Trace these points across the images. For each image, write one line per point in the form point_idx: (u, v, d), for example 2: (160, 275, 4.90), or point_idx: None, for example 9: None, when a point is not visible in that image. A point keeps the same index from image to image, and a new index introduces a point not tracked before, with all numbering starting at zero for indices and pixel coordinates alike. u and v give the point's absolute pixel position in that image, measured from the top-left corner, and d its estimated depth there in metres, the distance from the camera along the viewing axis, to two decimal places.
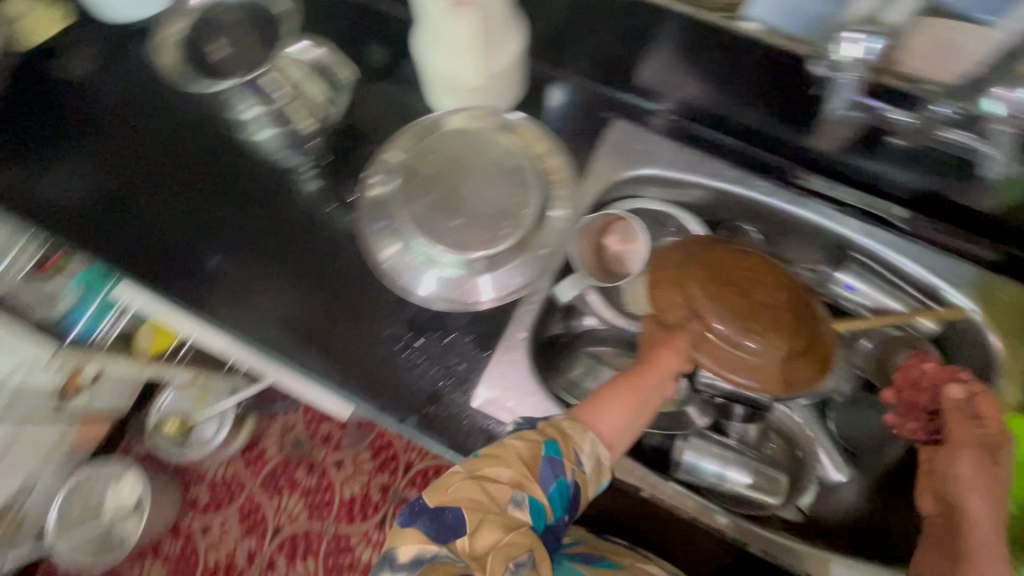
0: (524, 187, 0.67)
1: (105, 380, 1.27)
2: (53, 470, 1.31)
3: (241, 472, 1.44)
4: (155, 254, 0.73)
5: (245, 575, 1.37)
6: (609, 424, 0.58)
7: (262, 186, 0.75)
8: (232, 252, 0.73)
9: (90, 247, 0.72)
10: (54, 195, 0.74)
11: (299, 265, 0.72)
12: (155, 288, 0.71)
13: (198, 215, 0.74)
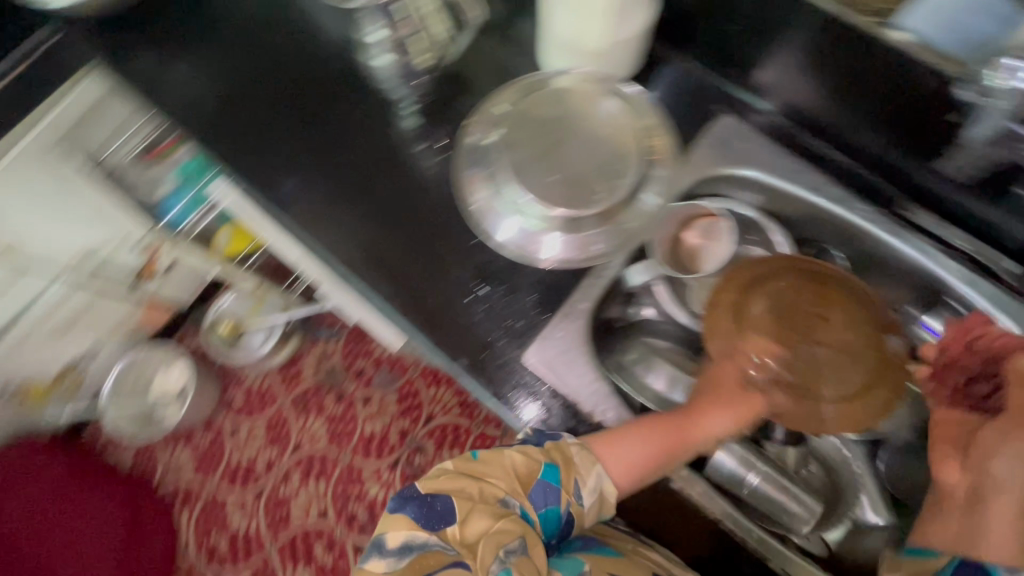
0: (621, 157, 0.67)
1: (176, 272, 1.36)
2: (115, 343, 1.42)
3: (276, 386, 1.52)
4: (258, 157, 0.77)
5: (262, 480, 1.46)
6: (623, 466, 0.61)
7: (364, 113, 0.77)
8: (324, 170, 0.76)
9: (204, 139, 0.78)
10: (180, 85, 0.80)
11: (383, 194, 0.74)
12: (252, 188, 0.76)
13: (302, 128, 0.77)
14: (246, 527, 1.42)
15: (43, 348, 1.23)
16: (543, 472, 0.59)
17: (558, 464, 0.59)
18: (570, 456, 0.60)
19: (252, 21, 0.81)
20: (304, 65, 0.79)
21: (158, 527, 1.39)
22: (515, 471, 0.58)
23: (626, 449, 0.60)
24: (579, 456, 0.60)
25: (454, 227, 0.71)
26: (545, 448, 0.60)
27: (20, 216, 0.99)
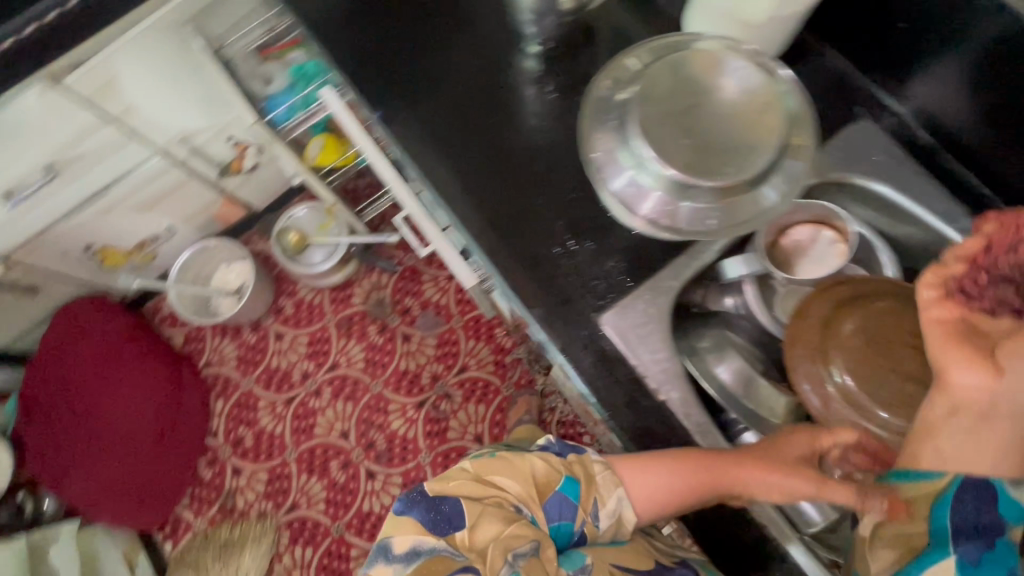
0: (769, 130, 0.55)
1: (261, 172, 1.44)
2: (190, 229, 1.48)
3: (326, 304, 1.57)
4: (375, 68, 0.77)
5: (295, 388, 1.51)
6: (644, 491, 0.60)
7: (482, 45, 0.77)
8: (432, 92, 0.75)
9: (326, 40, 0.78)
10: None
11: (494, 129, 0.73)
12: (364, 97, 0.76)
13: (424, 48, 0.77)
14: (272, 429, 1.49)
15: (128, 216, 1.29)
16: (561, 484, 0.62)
17: (578, 479, 0.62)
18: (591, 474, 0.62)
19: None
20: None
21: (195, 407, 1.46)
22: (533, 473, 0.62)
23: (648, 478, 0.60)
24: (602, 476, 0.62)
25: (552, 176, 0.71)
26: (567, 460, 0.63)
27: (137, 82, 1.04)
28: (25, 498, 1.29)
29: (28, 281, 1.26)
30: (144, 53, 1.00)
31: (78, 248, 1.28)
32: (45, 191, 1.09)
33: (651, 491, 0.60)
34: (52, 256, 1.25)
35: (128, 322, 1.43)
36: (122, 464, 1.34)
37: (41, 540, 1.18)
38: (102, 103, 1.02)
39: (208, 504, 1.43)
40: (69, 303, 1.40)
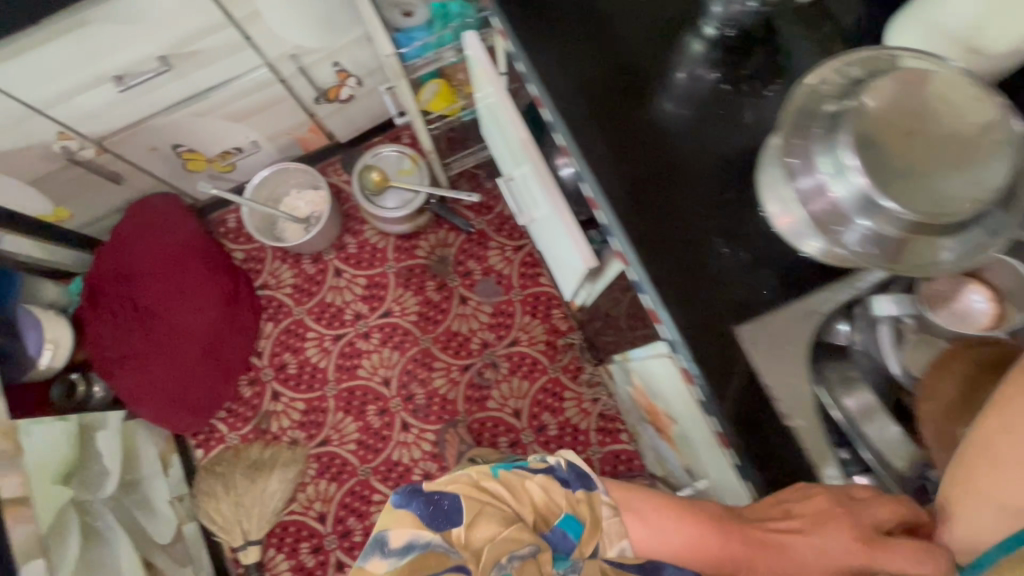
0: (988, 176, 0.51)
1: (356, 104, 1.42)
2: (271, 148, 1.46)
3: (389, 251, 1.55)
4: (544, 17, 0.72)
5: (345, 327, 1.51)
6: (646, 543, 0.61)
7: (646, 18, 0.73)
8: (588, 52, 0.71)
9: None
10: None
11: (658, 109, 0.70)
12: (529, 44, 0.71)
13: (600, 9, 0.73)
14: (316, 362, 1.49)
15: (220, 122, 1.27)
16: (561, 519, 0.60)
17: (581, 519, 0.61)
18: (598, 517, 0.61)
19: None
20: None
21: (246, 326, 1.45)
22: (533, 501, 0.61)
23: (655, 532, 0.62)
24: (608, 522, 0.62)
25: (695, 171, 0.67)
26: (574, 497, 0.62)
27: None
28: (78, 378, 1.28)
29: (113, 169, 1.25)
30: None
31: (166, 146, 1.26)
32: (154, 82, 1.07)
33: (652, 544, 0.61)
34: (141, 148, 1.23)
35: (197, 227, 1.42)
36: (169, 366, 1.32)
37: (91, 424, 1.18)
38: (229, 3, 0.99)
39: (243, 422, 1.45)
40: (145, 197, 1.39)
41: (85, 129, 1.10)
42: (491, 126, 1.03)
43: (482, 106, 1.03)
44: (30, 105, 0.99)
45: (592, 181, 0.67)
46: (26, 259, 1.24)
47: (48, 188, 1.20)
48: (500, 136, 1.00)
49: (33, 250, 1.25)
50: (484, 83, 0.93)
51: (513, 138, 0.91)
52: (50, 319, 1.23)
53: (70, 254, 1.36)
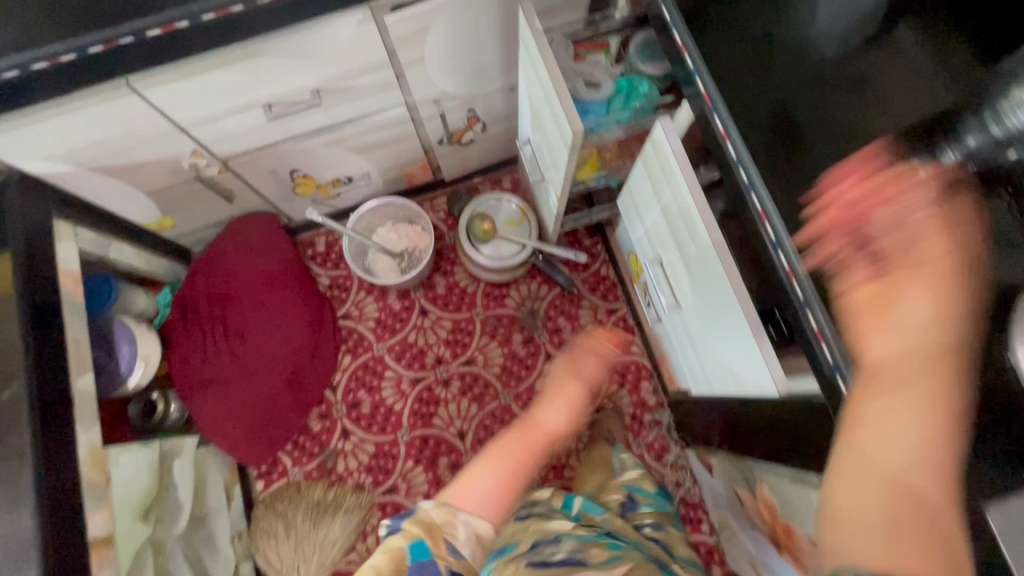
0: None
1: (473, 148, 1.38)
2: (378, 180, 1.42)
3: (478, 297, 1.50)
4: (763, 123, 0.68)
5: (425, 371, 1.45)
6: (483, 484, 0.91)
7: (879, 120, 0.64)
8: (814, 161, 0.65)
9: (719, 79, 0.73)
10: (726, 24, 0.75)
11: (900, 242, 0.61)
12: (748, 150, 0.68)
13: (834, 118, 0.66)
14: (391, 404, 1.43)
15: (343, 153, 1.24)
16: (413, 550, 0.80)
17: (423, 538, 0.82)
18: (430, 523, 0.84)
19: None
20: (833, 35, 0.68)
21: (326, 358, 1.41)
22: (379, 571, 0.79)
23: (479, 477, 0.92)
24: (440, 516, 0.86)
25: (932, 312, 0.59)
26: (408, 533, 0.82)
27: (442, 38, 0.97)
28: (159, 399, 1.22)
29: (230, 187, 1.21)
30: (467, 10, 0.92)
31: (284, 170, 1.22)
32: (301, 113, 1.03)
33: (485, 483, 0.91)
34: (261, 170, 1.19)
35: (292, 248, 1.37)
36: (251, 397, 1.27)
37: (170, 452, 1.12)
38: (400, 48, 0.95)
39: (308, 457, 1.39)
40: (248, 214, 1.34)
41: (218, 148, 1.06)
42: (649, 206, 0.96)
43: (640, 185, 0.98)
44: (179, 123, 0.96)
45: (821, 310, 0.61)
46: (125, 267, 1.19)
47: (162, 199, 1.15)
48: (662, 222, 0.95)
49: (132, 258, 1.20)
50: (664, 172, 0.87)
51: (688, 234, 0.86)
52: (143, 334, 1.17)
53: (163, 262, 1.31)
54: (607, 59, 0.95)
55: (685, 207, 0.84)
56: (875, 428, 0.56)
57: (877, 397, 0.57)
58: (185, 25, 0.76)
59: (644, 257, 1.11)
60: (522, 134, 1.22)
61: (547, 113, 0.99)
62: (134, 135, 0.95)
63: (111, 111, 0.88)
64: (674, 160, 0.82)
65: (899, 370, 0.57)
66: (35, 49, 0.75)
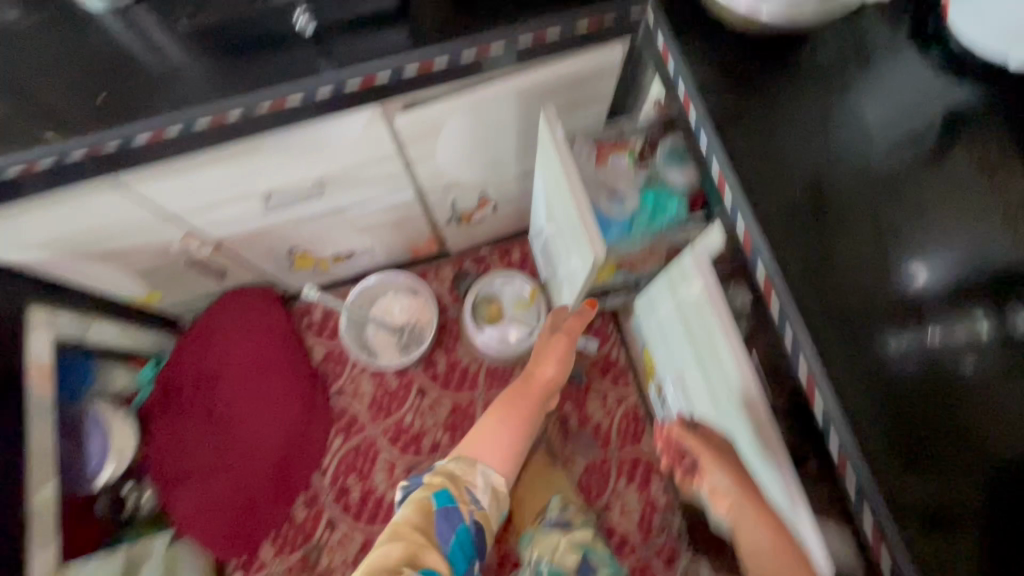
0: None
1: (484, 224, 1.31)
2: (382, 252, 1.34)
3: (481, 376, 1.41)
4: (808, 257, 0.64)
5: (421, 458, 1.36)
6: (492, 449, 1.01)
7: (914, 264, 0.63)
8: (859, 312, 0.62)
9: (762, 199, 0.67)
10: (768, 135, 0.69)
11: (936, 388, 0.59)
12: (794, 286, 0.63)
13: (875, 255, 0.64)
14: (383, 493, 1.33)
15: (346, 232, 1.17)
16: (439, 497, 0.90)
17: (447, 488, 0.92)
18: (450, 476, 0.95)
19: (827, 94, 0.71)
20: (858, 170, 0.67)
21: (316, 441, 1.32)
22: (412, 523, 0.86)
23: (490, 439, 1.02)
24: (460, 469, 0.97)
25: (972, 472, 0.56)
26: (433, 483, 0.92)
27: (457, 135, 0.90)
28: (128, 492, 1.13)
29: (223, 264, 1.13)
30: (485, 110, 0.86)
31: (282, 248, 1.15)
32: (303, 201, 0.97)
33: (495, 446, 1.02)
34: (258, 249, 1.12)
35: (285, 322, 1.30)
36: (236, 487, 1.21)
37: (137, 556, 1.04)
38: (412, 144, 0.89)
39: (290, 548, 1.28)
40: (237, 288, 1.27)
41: (212, 232, 1.00)
42: (674, 327, 0.92)
43: (663, 297, 0.94)
44: (171, 213, 0.90)
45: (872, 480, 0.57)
46: (104, 346, 1.11)
47: (149, 277, 1.08)
48: (686, 341, 0.90)
49: (113, 336, 1.13)
50: (691, 297, 0.83)
51: (719, 367, 0.81)
52: (119, 423, 1.10)
53: (149, 335, 1.23)
54: (631, 163, 0.87)
55: (715, 341, 0.79)
56: (751, 539, 0.77)
57: (737, 529, 0.79)
58: (177, 131, 0.70)
59: (660, 363, 1.06)
60: (535, 223, 1.15)
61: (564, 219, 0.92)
62: (121, 224, 0.88)
63: (94, 206, 0.81)
64: (705, 292, 0.77)
65: (737, 501, 0.79)
66: (14, 153, 0.69)
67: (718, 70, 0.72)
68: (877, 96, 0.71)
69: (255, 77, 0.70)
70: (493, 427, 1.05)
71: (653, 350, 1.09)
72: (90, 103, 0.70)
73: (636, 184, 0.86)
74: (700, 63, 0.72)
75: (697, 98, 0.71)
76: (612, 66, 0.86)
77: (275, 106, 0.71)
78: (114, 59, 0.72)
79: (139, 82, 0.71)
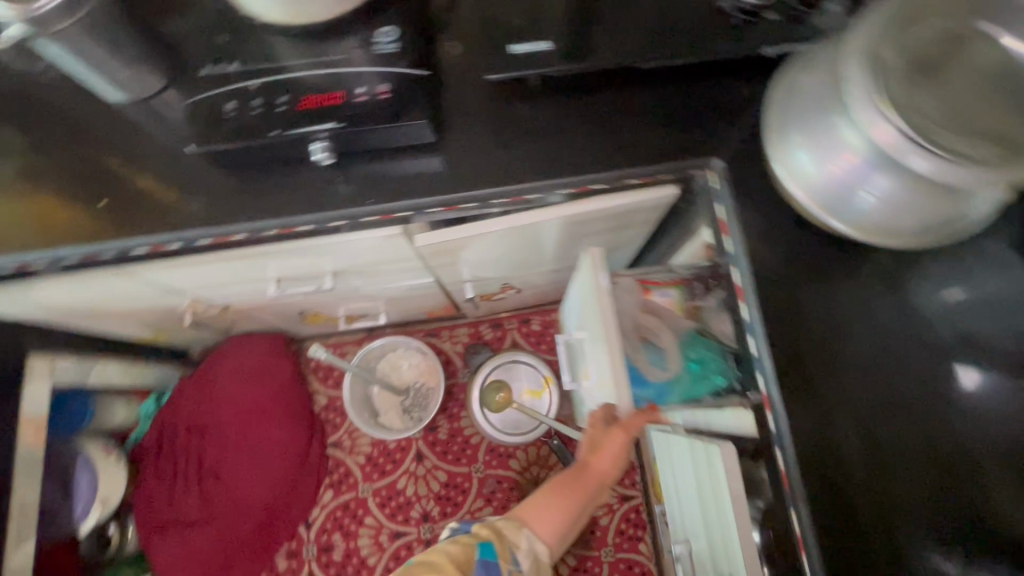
0: None
1: (505, 301, 1.24)
2: (397, 314, 1.29)
3: (481, 450, 1.36)
4: (848, 480, 0.56)
5: (408, 526, 1.32)
6: (541, 520, 0.70)
7: (979, 496, 0.55)
8: (902, 553, 0.54)
9: (803, 402, 0.59)
10: (820, 323, 0.61)
11: None
12: (826, 516, 0.56)
13: (928, 479, 0.56)
14: (365, 556, 1.30)
15: (358, 301, 1.12)
16: (480, 548, 0.64)
17: (490, 541, 0.65)
18: (497, 528, 0.68)
19: (899, 281, 0.62)
20: (931, 380, 0.58)
21: (306, 497, 1.29)
22: (448, 559, 0.63)
23: (544, 509, 0.70)
24: (508, 524, 0.69)
25: None
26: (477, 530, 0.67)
27: (483, 249, 0.83)
28: (115, 529, 1.13)
29: (232, 319, 1.11)
30: (514, 234, 0.79)
31: (292, 311, 1.11)
32: (315, 285, 0.93)
33: (546, 518, 0.70)
34: (267, 312, 1.08)
35: (290, 373, 1.29)
36: (220, 542, 1.17)
37: None
38: (430, 254, 0.83)
39: None
40: (247, 334, 1.27)
41: (217, 300, 0.96)
42: (687, 486, 0.83)
43: (682, 456, 0.83)
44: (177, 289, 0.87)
45: None
46: (107, 385, 1.11)
47: (155, 327, 1.06)
48: (700, 513, 0.79)
49: (116, 376, 1.12)
50: (709, 478, 0.73)
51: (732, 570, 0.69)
52: (110, 467, 1.10)
53: (154, 369, 1.22)
54: (679, 301, 0.79)
55: (728, 541, 0.70)
56: None
57: None
58: (176, 247, 0.65)
59: (671, 509, 0.96)
60: (565, 323, 1.06)
61: (591, 355, 0.81)
62: (125, 294, 0.86)
63: (94, 284, 0.78)
64: (718, 487, 0.69)
65: None
66: (9, 246, 0.65)
67: (776, 257, 0.62)
68: (968, 282, 0.61)
69: (264, 199, 0.65)
70: (547, 497, 0.71)
71: (665, 492, 0.98)
72: (94, 204, 0.66)
73: (682, 333, 0.78)
74: (761, 245, 0.62)
75: (752, 297, 0.61)
76: (663, 204, 0.77)
77: (283, 232, 0.65)
78: (125, 157, 0.68)
79: (146, 186, 0.67)
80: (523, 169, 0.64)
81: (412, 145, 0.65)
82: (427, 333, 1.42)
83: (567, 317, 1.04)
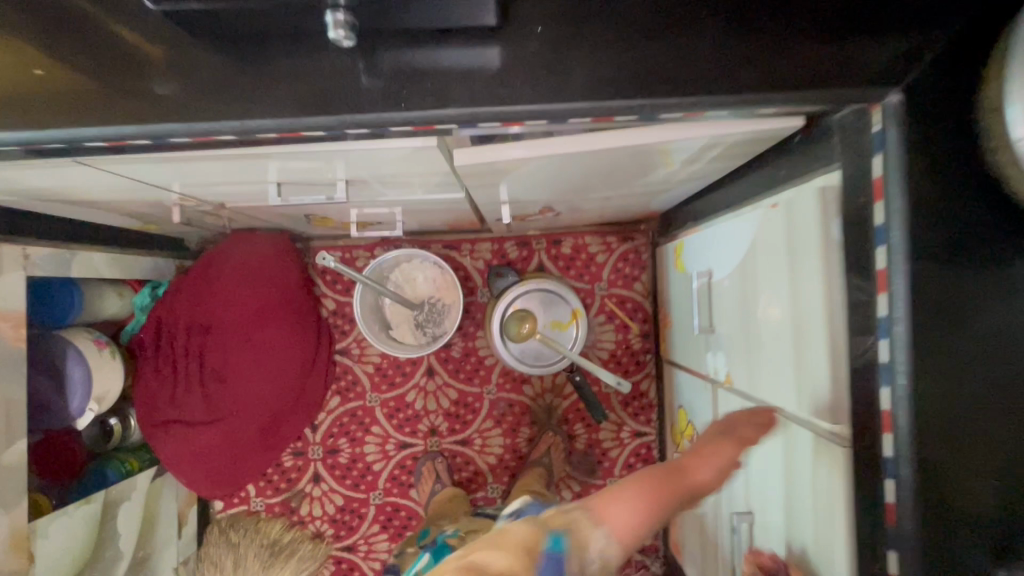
0: None
1: (537, 222, 1.10)
2: (415, 223, 1.15)
3: (496, 372, 1.30)
4: (981, 512, 0.44)
5: (416, 438, 1.30)
6: (621, 517, 0.63)
7: None
8: None
9: (944, 420, 0.44)
10: (989, 314, 0.44)
11: None
12: (941, 554, 0.45)
13: None
14: (370, 462, 1.30)
15: (371, 209, 0.97)
16: (547, 544, 0.59)
17: (561, 537, 0.60)
18: (569, 522, 0.62)
19: None
20: None
21: (312, 403, 1.25)
22: (517, 544, 0.58)
23: (627, 504, 0.63)
24: (581, 519, 0.63)
25: None
26: (543, 522, 0.62)
27: (541, 170, 0.72)
28: (116, 425, 1.09)
29: (230, 216, 0.97)
30: (576, 156, 0.64)
31: (297, 214, 0.97)
32: (324, 193, 0.79)
33: (627, 515, 0.63)
34: (269, 213, 0.95)
35: (294, 276, 1.18)
36: (223, 442, 1.14)
37: (115, 498, 1.03)
38: (466, 171, 0.67)
39: (273, 491, 1.30)
40: (249, 232, 1.17)
41: (208, 197, 0.82)
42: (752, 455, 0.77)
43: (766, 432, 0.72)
44: (160, 181, 0.73)
45: None
46: (95, 276, 1.00)
47: (141, 218, 0.93)
48: (778, 500, 0.69)
49: (103, 266, 1.01)
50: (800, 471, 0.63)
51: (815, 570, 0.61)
52: (104, 364, 1.01)
53: (146, 260, 1.12)
54: None
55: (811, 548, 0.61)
56: None
57: None
58: (145, 144, 0.51)
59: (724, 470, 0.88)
60: (704, 259, 0.91)
61: (770, 309, 0.68)
62: (99, 184, 0.72)
63: (57, 172, 0.64)
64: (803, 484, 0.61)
65: None
66: None
67: (944, 236, 0.44)
68: None
69: (253, 89, 0.48)
70: (634, 489, 0.64)
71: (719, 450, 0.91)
72: (25, 72, 0.50)
73: None
74: (930, 213, 0.44)
75: (900, 283, 0.45)
76: (776, 134, 0.61)
77: (284, 136, 0.50)
78: (79, 10, 0.51)
79: (99, 48, 0.49)
80: (612, 79, 0.47)
81: (461, 31, 0.47)
82: (445, 245, 1.29)
83: (703, 253, 0.91)
